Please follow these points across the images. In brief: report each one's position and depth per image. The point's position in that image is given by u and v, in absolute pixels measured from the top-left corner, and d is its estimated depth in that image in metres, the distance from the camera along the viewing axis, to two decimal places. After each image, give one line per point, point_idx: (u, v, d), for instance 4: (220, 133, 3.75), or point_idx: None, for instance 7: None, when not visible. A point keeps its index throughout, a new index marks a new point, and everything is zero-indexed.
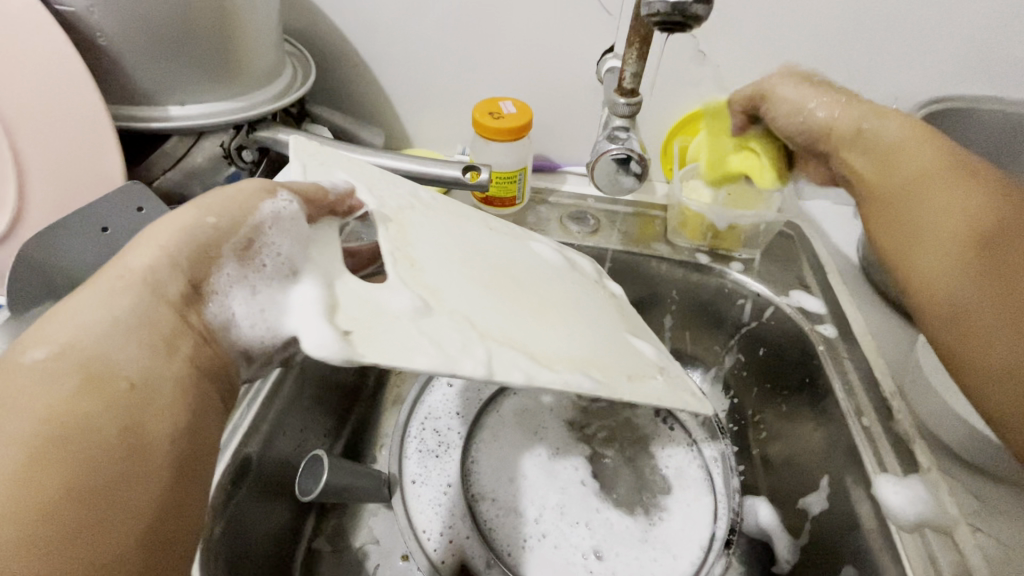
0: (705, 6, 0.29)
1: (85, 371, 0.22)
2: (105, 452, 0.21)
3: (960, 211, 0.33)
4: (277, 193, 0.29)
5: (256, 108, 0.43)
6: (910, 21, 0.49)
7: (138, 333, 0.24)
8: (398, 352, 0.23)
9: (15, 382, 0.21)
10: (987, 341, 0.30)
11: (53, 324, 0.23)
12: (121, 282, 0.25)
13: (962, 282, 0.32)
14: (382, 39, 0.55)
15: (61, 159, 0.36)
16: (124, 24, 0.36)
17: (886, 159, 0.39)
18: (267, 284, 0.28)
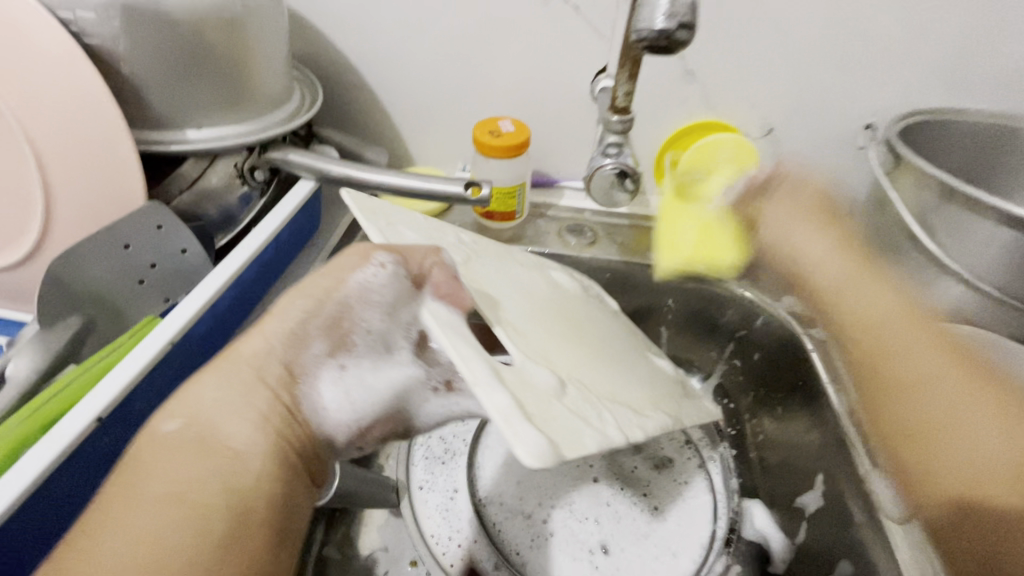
0: (688, 32, 0.31)
1: (200, 444, 0.27)
2: (209, 519, 0.25)
3: (947, 379, 0.40)
4: (373, 258, 0.33)
5: (268, 131, 0.45)
6: (884, 38, 0.51)
7: (240, 411, 0.28)
8: (576, 438, 0.26)
9: (151, 451, 0.26)
10: (957, 470, 0.36)
11: (184, 400, 0.28)
12: (233, 366, 0.30)
13: (960, 412, 0.38)
14: (387, 61, 0.57)
15: (82, 180, 0.37)
16: (146, 53, 0.38)
17: (843, 287, 0.47)
18: (356, 367, 0.31)
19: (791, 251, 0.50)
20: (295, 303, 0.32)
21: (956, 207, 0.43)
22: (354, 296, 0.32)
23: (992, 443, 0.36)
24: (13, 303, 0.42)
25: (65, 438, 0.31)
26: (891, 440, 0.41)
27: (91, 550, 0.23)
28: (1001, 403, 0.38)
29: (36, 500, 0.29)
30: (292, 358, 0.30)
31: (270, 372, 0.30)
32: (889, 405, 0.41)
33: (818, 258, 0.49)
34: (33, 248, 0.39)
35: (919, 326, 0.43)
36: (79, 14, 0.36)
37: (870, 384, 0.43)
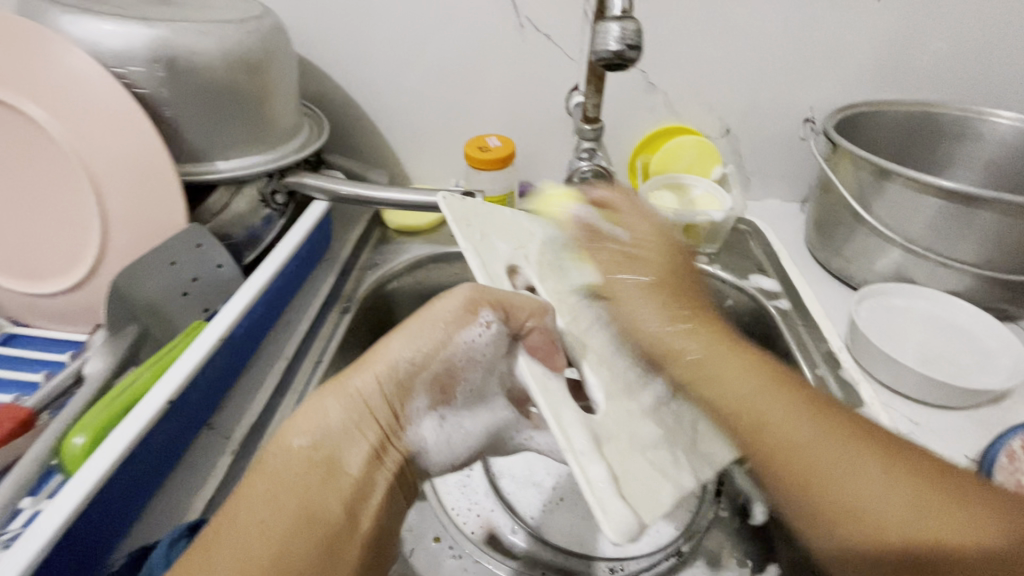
0: (636, 51, 0.38)
1: (325, 465, 0.31)
2: (329, 531, 0.30)
3: (803, 419, 0.33)
4: (479, 314, 0.35)
5: (285, 159, 0.51)
6: (815, 43, 0.59)
7: (357, 439, 0.33)
8: (653, 497, 0.29)
9: (280, 463, 0.30)
10: (857, 497, 0.30)
11: (310, 420, 0.32)
12: (351, 396, 0.33)
13: (838, 455, 0.31)
14: (384, 94, 0.64)
15: (132, 210, 0.43)
16: (185, 98, 0.44)
17: (710, 365, 0.37)
18: (455, 415, 0.37)
19: (678, 351, 0.38)
20: (406, 350, 0.35)
21: (887, 184, 0.50)
22: (464, 353, 0.35)
23: (889, 492, 0.30)
24: (72, 324, 0.48)
25: (145, 416, 0.35)
26: (792, 478, 0.32)
27: (231, 530, 0.28)
28: (853, 431, 0.32)
29: (119, 473, 0.34)
30: (402, 405, 0.34)
31: (384, 414, 0.34)
32: (772, 463, 0.33)
33: (696, 348, 0.38)
34: (88, 272, 0.45)
35: (736, 350, 0.38)
36: (131, 69, 0.42)
37: (745, 432, 0.34)
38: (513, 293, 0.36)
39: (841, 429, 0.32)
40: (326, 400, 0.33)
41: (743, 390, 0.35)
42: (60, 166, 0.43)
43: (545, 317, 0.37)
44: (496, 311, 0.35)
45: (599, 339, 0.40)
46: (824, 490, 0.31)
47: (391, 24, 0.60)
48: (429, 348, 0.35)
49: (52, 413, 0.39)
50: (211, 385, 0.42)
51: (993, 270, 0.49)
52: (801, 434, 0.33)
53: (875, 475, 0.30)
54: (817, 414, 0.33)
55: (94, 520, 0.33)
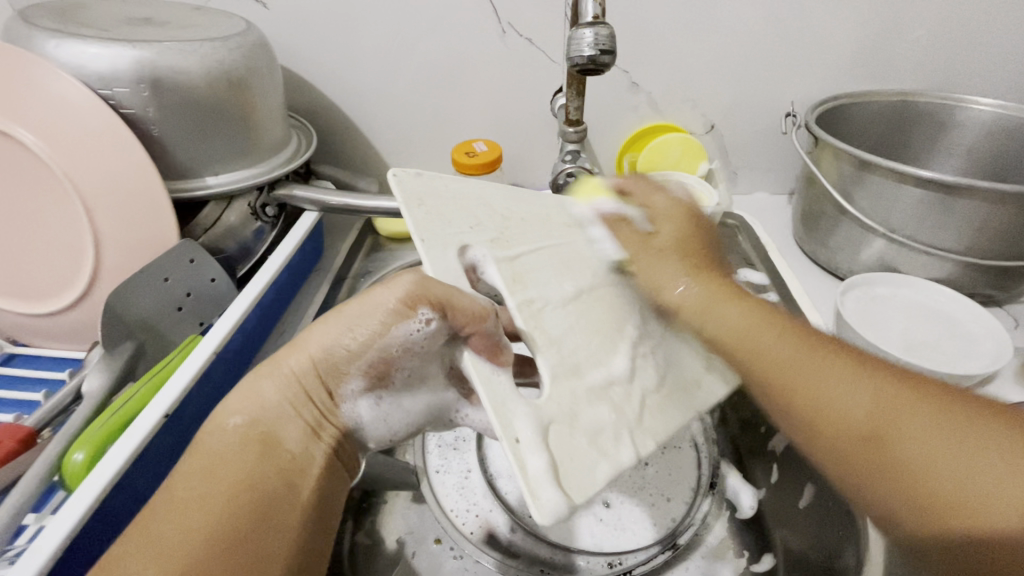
0: (610, 55, 0.38)
1: (262, 441, 0.33)
2: (271, 500, 0.31)
3: (864, 384, 0.31)
4: (415, 312, 0.34)
5: (274, 172, 0.52)
6: (796, 36, 0.60)
7: (293, 413, 0.34)
8: (589, 477, 0.30)
9: (218, 442, 0.32)
10: (945, 487, 0.27)
11: (245, 400, 0.34)
12: (285, 377, 0.35)
13: (900, 422, 0.29)
14: (371, 102, 0.65)
15: (123, 227, 0.44)
16: (171, 116, 0.45)
17: (769, 352, 0.34)
18: (393, 399, 0.37)
19: (665, 292, 0.39)
20: (344, 336, 0.36)
21: (867, 175, 0.50)
22: (401, 347, 0.35)
23: (939, 457, 0.28)
24: (69, 342, 0.49)
25: (142, 430, 0.36)
26: (856, 456, 0.31)
27: (173, 505, 0.30)
28: (921, 391, 0.30)
29: (118, 488, 0.35)
30: (338, 384, 0.35)
31: (316, 387, 0.35)
32: (821, 434, 0.32)
33: (728, 331, 0.36)
34: (82, 291, 0.45)
35: (772, 320, 0.36)
36: (116, 90, 0.43)
37: (801, 408, 0.33)
38: (458, 294, 0.34)
39: (904, 389, 0.31)
40: (263, 381, 0.35)
41: (770, 337, 0.35)
42: (51, 188, 0.43)
43: (485, 321, 0.34)
44: (434, 308, 0.34)
45: (555, 315, 0.36)
46: (837, 433, 0.31)
47: (373, 34, 0.60)
48: (369, 335, 0.35)
49: (51, 431, 0.40)
50: (208, 399, 0.43)
51: (974, 256, 0.50)
52: (853, 400, 0.31)
53: (908, 428, 0.29)
54: (864, 376, 0.32)
55: (94, 534, 0.33)
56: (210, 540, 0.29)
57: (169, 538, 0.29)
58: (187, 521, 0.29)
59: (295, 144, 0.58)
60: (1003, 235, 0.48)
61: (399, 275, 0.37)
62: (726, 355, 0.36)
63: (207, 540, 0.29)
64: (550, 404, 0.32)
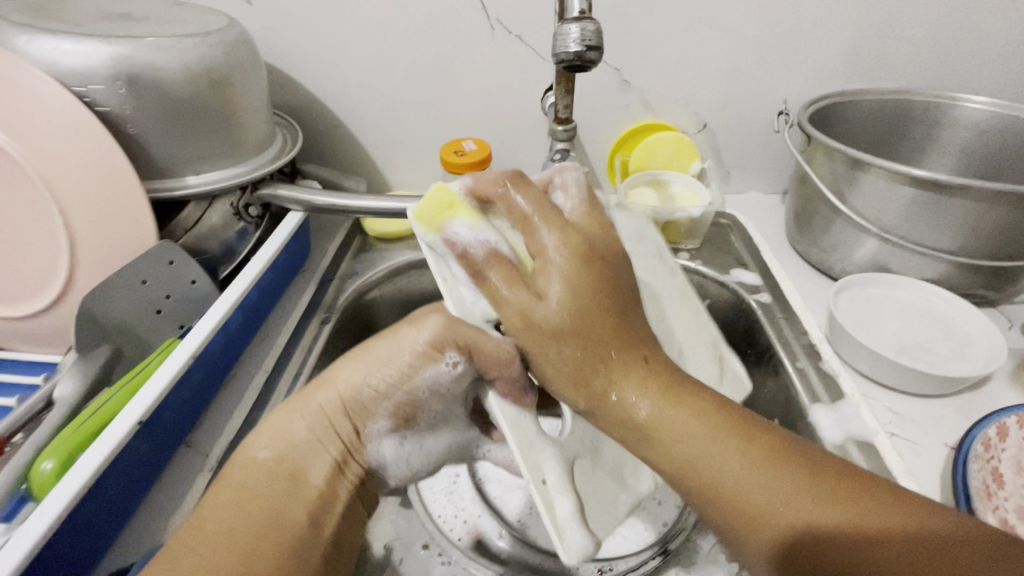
0: (597, 52, 0.37)
1: (292, 473, 0.32)
2: (298, 535, 0.29)
3: (738, 459, 0.29)
4: (441, 355, 0.34)
5: (257, 172, 0.51)
6: (788, 35, 0.59)
7: (324, 449, 0.33)
8: (610, 511, 0.34)
9: (246, 475, 0.31)
10: (864, 575, 0.25)
11: (270, 435, 0.33)
12: (315, 412, 0.34)
13: (866, 552, 0.25)
14: (358, 101, 0.64)
15: (99, 228, 0.43)
16: (149, 114, 0.44)
17: (655, 424, 0.31)
18: (416, 437, 0.38)
19: (613, 398, 0.32)
20: (369, 376, 0.35)
21: (860, 175, 0.50)
22: (426, 389, 0.35)
23: (845, 540, 0.25)
24: (47, 346, 0.48)
25: (115, 436, 0.35)
26: (775, 551, 0.27)
27: (187, 544, 0.27)
28: (872, 509, 0.26)
29: (90, 497, 0.34)
30: (365, 424, 0.35)
31: (346, 428, 0.34)
32: (729, 518, 0.28)
33: (646, 403, 0.31)
34: (58, 294, 0.44)
35: (691, 397, 0.31)
36: (92, 88, 0.42)
37: (749, 527, 0.27)
38: (487, 340, 0.34)
39: (767, 458, 0.28)
40: (289, 414, 0.34)
41: (654, 405, 0.31)
42: (24, 187, 0.42)
43: (511, 367, 0.34)
44: (461, 352, 0.34)
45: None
46: (731, 510, 0.28)
47: (361, 31, 0.59)
48: (395, 376, 0.35)
49: (23, 438, 0.39)
50: (187, 403, 0.42)
51: (968, 256, 0.50)
52: (734, 481, 0.28)
53: (795, 514, 0.27)
54: (725, 444, 0.29)
55: (66, 545, 0.32)
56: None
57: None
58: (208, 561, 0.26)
59: (280, 143, 0.57)
60: (997, 235, 0.47)
61: (428, 308, 0.37)
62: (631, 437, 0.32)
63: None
64: (572, 439, 0.35)
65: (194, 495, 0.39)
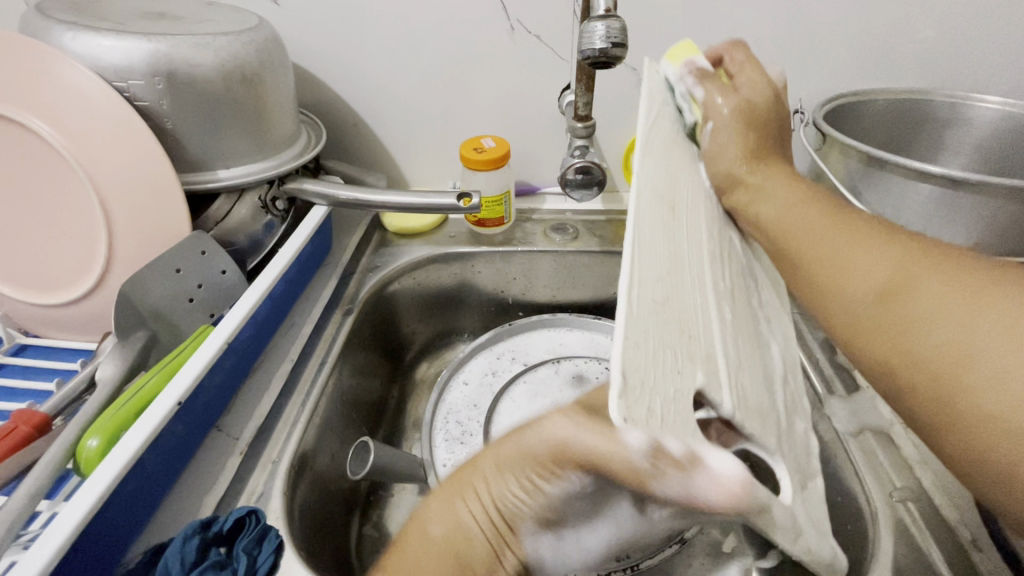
0: (621, 49, 0.38)
1: (459, 563, 0.28)
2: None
3: (869, 260, 0.33)
4: (564, 469, 0.27)
5: (284, 166, 0.53)
6: (804, 35, 0.60)
7: (480, 546, 0.28)
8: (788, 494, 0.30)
9: (422, 549, 0.28)
10: (946, 354, 0.27)
11: (427, 530, 0.29)
12: (469, 508, 0.29)
13: (915, 277, 0.30)
14: (380, 99, 0.65)
15: (136, 218, 0.44)
16: (185, 108, 0.45)
17: (775, 224, 0.38)
18: (572, 535, 0.30)
19: (752, 215, 0.39)
20: (511, 483, 0.28)
21: (876, 171, 0.50)
22: (565, 503, 0.28)
23: (942, 325, 0.27)
24: (82, 334, 0.49)
25: (154, 418, 0.36)
26: (872, 325, 0.31)
27: None
28: (947, 265, 0.30)
29: (131, 474, 0.35)
30: (516, 527, 0.29)
31: (497, 526, 0.29)
32: (842, 310, 0.33)
33: (774, 211, 0.38)
34: (95, 282, 0.46)
35: (815, 199, 0.38)
36: (132, 83, 0.43)
37: (822, 286, 0.35)
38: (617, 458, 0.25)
39: (917, 262, 0.31)
40: (438, 499, 0.30)
41: (789, 214, 0.38)
42: (67, 179, 0.44)
43: (694, 475, 0.23)
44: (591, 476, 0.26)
45: (727, 367, 0.28)
46: (841, 304, 0.33)
47: (384, 30, 0.61)
48: (520, 468, 0.28)
49: (65, 419, 0.40)
50: (219, 388, 0.43)
51: (983, 252, 0.50)
52: (864, 283, 0.32)
53: (916, 310, 0.29)
54: (884, 253, 0.33)
55: (109, 519, 0.34)
56: None
57: None
58: None
59: (305, 137, 0.58)
60: (1012, 231, 0.48)
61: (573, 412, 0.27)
62: (775, 251, 0.38)
63: None
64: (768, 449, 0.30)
65: (226, 476, 0.41)
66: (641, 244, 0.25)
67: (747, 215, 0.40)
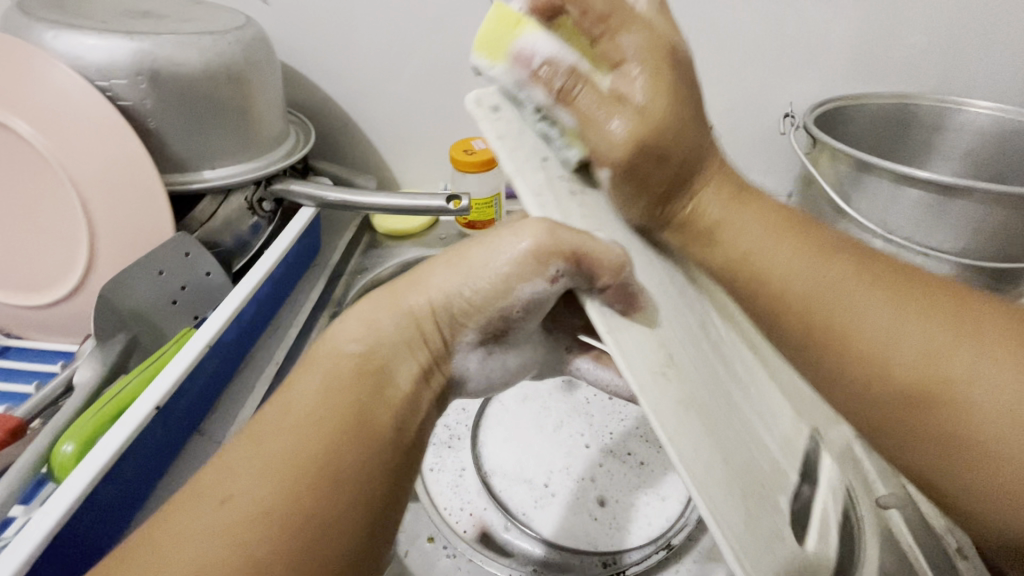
0: None
1: (374, 376, 0.26)
2: (370, 443, 0.24)
3: (891, 314, 0.28)
4: (547, 269, 0.27)
5: (271, 167, 0.52)
6: (795, 38, 0.60)
7: (409, 351, 0.27)
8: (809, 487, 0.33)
9: (333, 367, 0.26)
10: (1006, 444, 0.25)
11: (353, 330, 0.27)
12: (406, 314, 0.28)
13: (951, 357, 0.27)
14: (370, 100, 0.65)
15: (118, 219, 0.44)
16: (169, 108, 0.45)
17: (756, 258, 0.31)
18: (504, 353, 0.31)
19: (711, 235, 0.33)
20: (463, 285, 0.28)
21: (865, 176, 0.50)
22: (525, 311, 0.28)
23: (1001, 408, 0.25)
24: (64, 335, 0.49)
25: (132, 422, 0.36)
26: (908, 397, 0.27)
27: (267, 424, 0.25)
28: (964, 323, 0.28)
29: (107, 479, 0.34)
30: (454, 333, 0.28)
31: (433, 333, 0.28)
32: (867, 375, 0.28)
33: (752, 242, 0.32)
34: (76, 282, 0.45)
35: (783, 227, 0.32)
36: (114, 82, 0.43)
37: (836, 350, 0.29)
38: (599, 246, 0.27)
39: (940, 319, 0.28)
40: (376, 305, 0.28)
41: (760, 246, 0.31)
42: (47, 179, 0.43)
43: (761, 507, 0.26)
44: (567, 264, 0.27)
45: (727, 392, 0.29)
46: (862, 368, 0.29)
47: (374, 30, 0.60)
48: (490, 293, 0.28)
49: (42, 422, 0.39)
50: (201, 391, 0.43)
51: (972, 258, 0.50)
52: (901, 344, 0.28)
53: (961, 384, 0.26)
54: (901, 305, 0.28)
55: (84, 525, 0.33)
56: (298, 490, 0.22)
57: (258, 462, 0.23)
58: (267, 514, 0.22)
59: (293, 137, 0.58)
60: (1001, 236, 0.48)
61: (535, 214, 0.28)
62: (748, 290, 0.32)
63: (294, 492, 0.22)
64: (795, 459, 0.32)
65: None
66: (655, 384, 0.25)
67: (705, 250, 0.33)
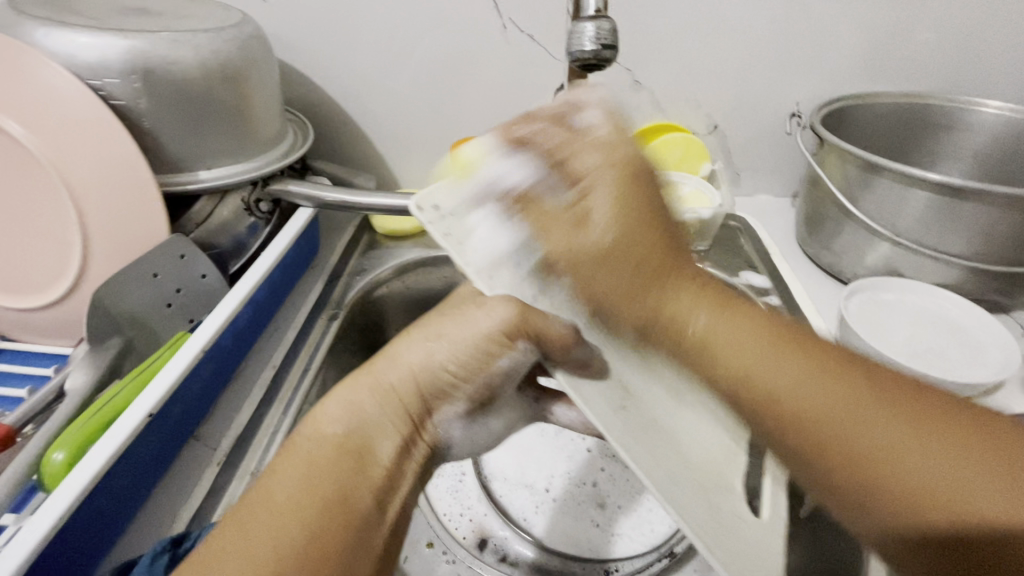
0: (612, 50, 0.37)
1: (359, 454, 0.27)
2: (361, 520, 0.25)
3: (814, 381, 0.26)
4: (515, 343, 0.31)
5: (268, 167, 0.51)
6: (802, 36, 0.59)
7: (392, 426, 0.28)
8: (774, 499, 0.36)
9: (314, 449, 0.26)
10: (978, 553, 0.21)
11: (332, 411, 0.28)
12: (386, 390, 0.29)
13: (915, 453, 0.23)
14: (370, 98, 0.64)
15: (112, 221, 0.43)
16: (164, 107, 0.44)
17: (701, 330, 0.30)
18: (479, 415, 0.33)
19: (668, 312, 0.30)
20: (444, 357, 0.30)
21: (874, 177, 0.49)
22: (502, 378, 0.32)
23: (957, 476, 0.22)
24: (57, 338, 0.48)
25: (124, 430, 0.35)
26: (867, 500, 0.24)
27: (252, 514, 0.24)
28: (901, 397, 0.25)
29: (99, 488, 0.34)
30: (436, 404, 0.30)
31: (416, 404, 0.29)
32: (817, 467, 0.25)
33: (699, 312, 0.30)
34: (71, 285, 0.44)
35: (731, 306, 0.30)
36: (107, 81, 0.42)
37: (826, 452, 0.25)
38: (553, 322, 0.31)
39: (896, 398, 0.25)
40: (354, 385, 0.29)
41: (739, 339, 0.29)
42: (39, 180, 0.43)
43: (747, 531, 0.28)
44: (531, 341, 0.31)
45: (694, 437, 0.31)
46: (807, 459, 0.26)
47: (373, 27, 0.59)
48: (468, 364, 0.30)
49: (34, 428, 0.39)
50: (196, 397, 0.42)
51: (982, 261, 0.49)
52: (841, 420, 0.25)
53: (913, 467, 0.23)
54: (845, 389, 0.25)
55: (75, 537, 0.32)
56: None
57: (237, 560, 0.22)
58: None
59: (290, 135, 0.57)
60: (1014, 240, 0.47)
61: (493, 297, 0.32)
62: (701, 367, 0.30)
63: None
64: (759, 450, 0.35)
65: (202, 489, 0.40)
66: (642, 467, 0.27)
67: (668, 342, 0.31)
